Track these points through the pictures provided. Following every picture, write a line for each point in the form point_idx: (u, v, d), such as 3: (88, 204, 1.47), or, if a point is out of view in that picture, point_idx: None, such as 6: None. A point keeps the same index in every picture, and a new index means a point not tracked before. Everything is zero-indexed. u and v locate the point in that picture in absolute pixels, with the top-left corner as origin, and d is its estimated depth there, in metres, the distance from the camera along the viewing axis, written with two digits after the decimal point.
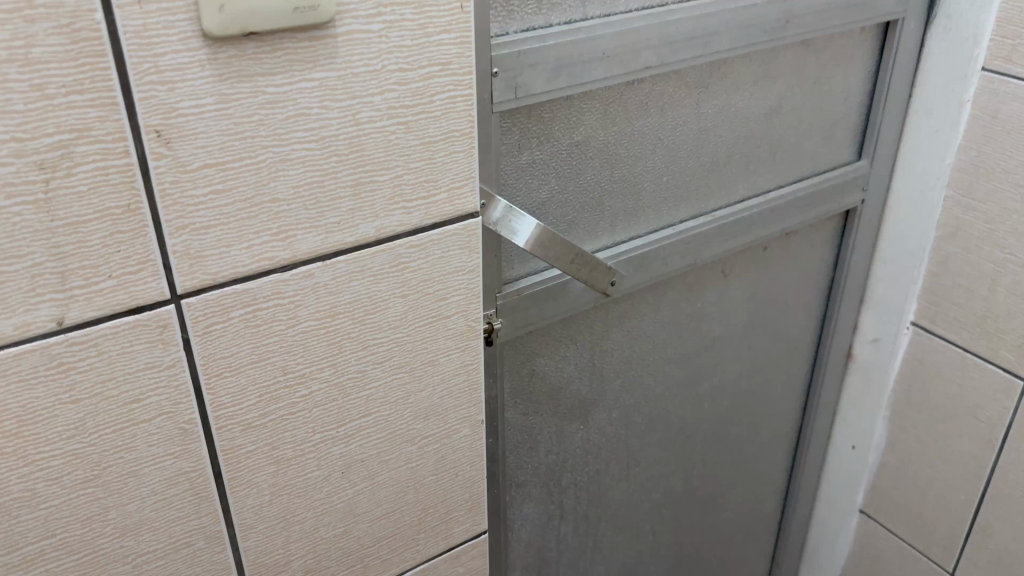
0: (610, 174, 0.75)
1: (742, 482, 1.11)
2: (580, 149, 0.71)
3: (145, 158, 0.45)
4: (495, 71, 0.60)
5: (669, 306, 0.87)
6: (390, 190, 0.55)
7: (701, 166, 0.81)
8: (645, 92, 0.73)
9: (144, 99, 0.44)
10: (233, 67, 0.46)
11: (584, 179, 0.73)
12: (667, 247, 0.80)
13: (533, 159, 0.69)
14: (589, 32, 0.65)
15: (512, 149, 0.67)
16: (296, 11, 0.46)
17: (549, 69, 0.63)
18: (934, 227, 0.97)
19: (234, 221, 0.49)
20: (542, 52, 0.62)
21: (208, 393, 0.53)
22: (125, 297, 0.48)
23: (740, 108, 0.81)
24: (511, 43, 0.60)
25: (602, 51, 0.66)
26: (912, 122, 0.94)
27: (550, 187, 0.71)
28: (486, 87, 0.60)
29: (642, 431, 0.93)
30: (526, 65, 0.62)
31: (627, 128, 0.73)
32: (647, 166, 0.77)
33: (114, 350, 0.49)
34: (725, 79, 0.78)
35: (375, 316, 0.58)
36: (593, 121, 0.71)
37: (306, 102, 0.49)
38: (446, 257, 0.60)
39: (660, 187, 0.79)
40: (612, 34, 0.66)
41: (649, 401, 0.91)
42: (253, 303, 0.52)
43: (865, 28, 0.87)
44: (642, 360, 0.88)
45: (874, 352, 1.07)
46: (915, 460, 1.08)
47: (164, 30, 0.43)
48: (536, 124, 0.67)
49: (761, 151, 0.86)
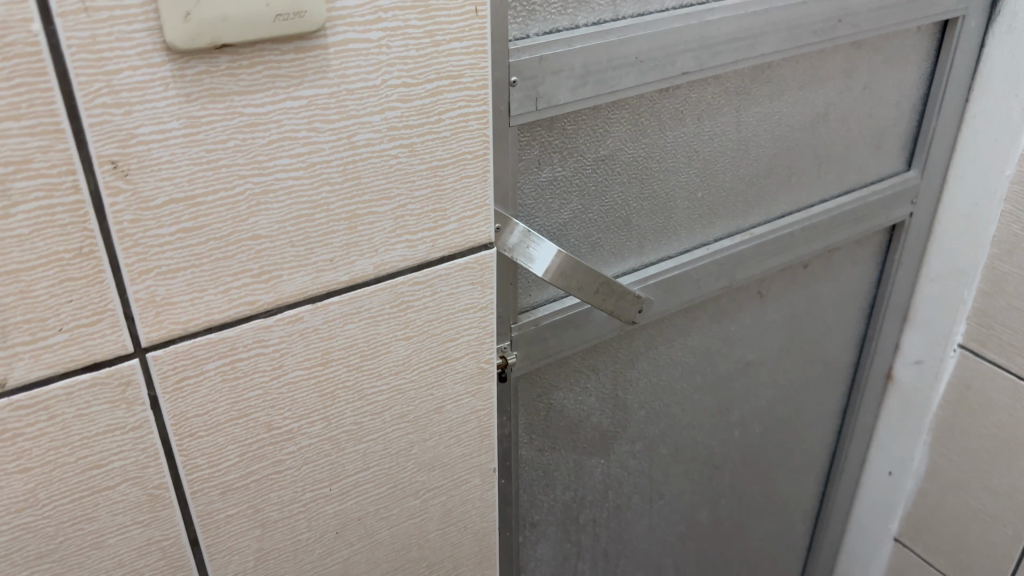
0: (639, 191, 0.67)
1: (771, 510, 1.04)
2: (607, 164, 0.64)
3: (99, 194, 0.38)
4: (513, 80, 0.52)
5: (700, 330, 0.80)
6: (391, 221, 0.47)
7: (738, 180, 0.74)
8: (681, 100, 0.65)
9: (95, 125, 0.37)
10: (203, 85, 0.38)
11: (610, 197, 0.65)
12: (700, 269, 0.72)
13: (553, 176, 0.61)
14: (620, 33, 0.56)
15: (532, 165, 0.59)
16: (278, 19, 0.38)
17: (575, 77, 0.56)
18: (988, 244, 0.88)
19: (207, 263, 0.42)
20: (568, 58, 0.55)
21: (181, 455, 0.46)
22: (80, 353, 0.41)
23: (783, 116, 0.74)
24: (532, 48, 0.53)
25: (635, 55, 0.58)
26: (968, 129, 0.86)
27: (573, 206, 0.63)
28: (502, 98, 0.52)
29: (667, 463, 0.86)
30: (549, 72, 0.54)
31: (659, 140, 0.66)
32: (681, 181, 0.69)
33: (68, 413, 0.42)
34: (768, 84, 0.70)
35: (373, 362, 0.51)
36: (621, 133, 0.63)
37: (292, 124, 0.42)
38: (455, 293, 0.52)
39: (693, 204, 0.72)
40: (646, 36, 0.58)
41: (676, 431, 0.84)
42: (230, 354, 0.45)
43: (921, 27, 0.79)
44: (669, 389, 0.81)
45: (917, 374, 1.00)
46: (958, 491, 1.00)
47: (118, 42, 0.36)
48: (557, 137, 0.60)
49: (805, 162, 0.78)
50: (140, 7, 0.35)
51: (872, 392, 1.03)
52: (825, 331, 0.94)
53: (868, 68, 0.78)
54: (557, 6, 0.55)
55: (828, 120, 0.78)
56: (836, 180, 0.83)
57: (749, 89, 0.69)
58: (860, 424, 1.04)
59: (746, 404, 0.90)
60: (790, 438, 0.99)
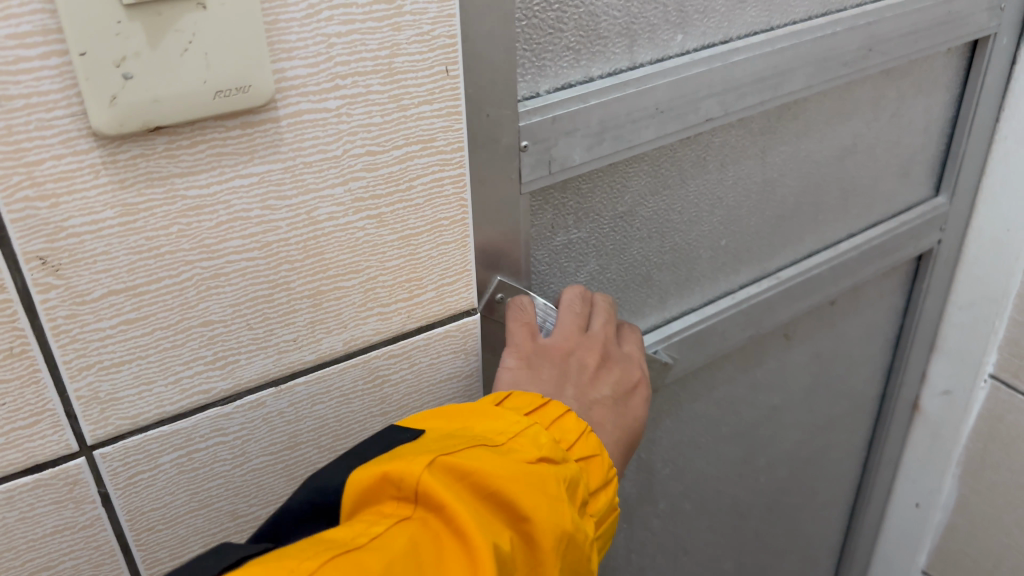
0: (659, 245, 0.62)
1: (796, 550, 1.00)
2: (625, 221, 0.59)
3: (28, 293, 0.35)
4: (524, 145, 0.47)
5: (725, 383, 0.75)
6: (360, 295, 0.44)
7: (764, 222, 0.69)
8: (702, 146, 0.61)
9: (18, 222, 0.33)
10: (138, 169, 0.35)
11: (629, 255, 0.61)
12: (724, 320, 0.68)
13: (569, 239, 0.56)
14: (638, 85, 0.51)
15: (545, 231, 0.54)
16: (219, 96, 0.34)
17: (591, 135, 0.50)
18: (1019, 272, 0.82)
19: (154, 354, 0.39)
20: (584, 116, 0.49)
21: (139, 549, 0.43)
22: (18, 456, 0.38)
23: (813, 151, 0.69)
24: (543, 108, 0.47)
25: (655, 105, 0.52)
26: (998, 151, 0.80)
27: (589, 269, 0.59)
28: (513, 164, 0.47)
29: (691, 518, 0.82)
30: (562, 134, 0.48)
31: (679, 190, 0.61)
32: (704, 230, 0.65)
33: (10, 517, 0.39)
34: (794, 122, 0.66)
35: (347, 441, 0.47)
36: (641, 186, 0.58)
37: (242, 204, 0.38)
38: (435, 363, 0.49)
39: (716, 253, 0.67)
40: (668, 84, 0.52)
41: (700, 485, 0.80)
42: (186, 445, 0.42)
43: (951, 48, 0.74)
44: (694, 445, 0.76)
45: (946, 405, 0.94)
46: (988, 525, 0.95)
47: (39, 131, 0.32)
48: (572, 198, 0.55)
49: (833, 197, 0.74)
50: (60, 92, 0.32)
51: (897, 422, 0.98)
52: (850, 366, 0.89)
53: (897, 95, 0.73)
54: (570, 59, 0.50)
55: (856, 153, 0.73)
56: (863, 213, 0.78)
57: (777, 129, 0.65)
58: (885, 455, 1.00)
59: (771, 448, 0.86)
60: (816, 476, 0.95)
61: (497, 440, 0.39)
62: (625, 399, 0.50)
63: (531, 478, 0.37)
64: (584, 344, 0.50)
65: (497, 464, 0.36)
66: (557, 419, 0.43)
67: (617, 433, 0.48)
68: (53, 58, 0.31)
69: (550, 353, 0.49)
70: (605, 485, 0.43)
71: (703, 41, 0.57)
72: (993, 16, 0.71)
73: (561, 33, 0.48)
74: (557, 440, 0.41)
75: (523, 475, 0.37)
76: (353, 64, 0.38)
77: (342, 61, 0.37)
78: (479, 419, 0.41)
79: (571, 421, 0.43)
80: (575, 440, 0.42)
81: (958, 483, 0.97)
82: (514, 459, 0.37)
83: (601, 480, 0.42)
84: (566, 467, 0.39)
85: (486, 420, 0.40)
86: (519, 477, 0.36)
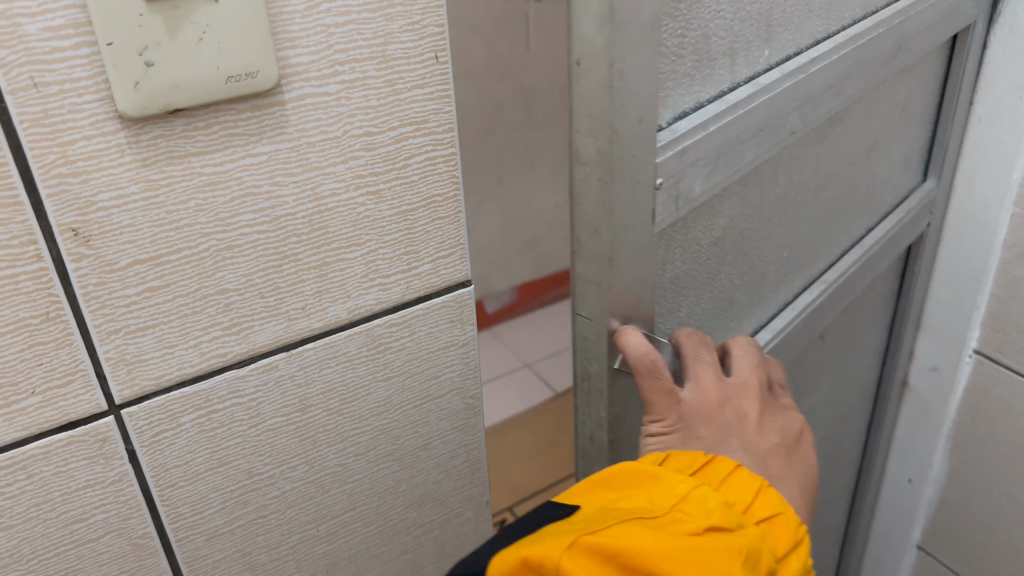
0: (739, 267, 0.64)
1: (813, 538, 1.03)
2: (717, 248, 0.60)
3: (62, 261, 0.38)
4: (660, 182, 0.46)
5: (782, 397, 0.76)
6: (362, 267, 0.47)
7: (812, 229, 0.72)
8: (776, 163, 0.62)
9: (53, 196, 0.37)
10: (159, 149, 0.39)
11: (717, 280, 0.62)
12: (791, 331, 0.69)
13: (676, 274, 0.56)
14: (746, 105, 0.50)
15: (660, 271, 0.54)
16: (230, 81, 0.38)
17: (709, 165, 0.49)
18: (998, 249, 0.85)
19: (175, 320, 0.43)
20: (705, 143, 0.48)
21: (163, 504, 0.47)
22: (54, 413, 0.42)
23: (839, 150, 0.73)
24: (676, 140, 0.46)
25: (758, 125, 0.52)
26: (973, 133, 0.84)
27: (688, 300, 0.59)
28: (649, 203, 0.46)
29: None
30: (689, 165, 0.48)
31: (757, 210, 0.62)
32: (771, 245, 0.67)
33: (46, 471, 0.43)
34: (839, 128, 0.68)
35: (354, 404, 0.51)
36: (731, 212, 0.59)
37: (253, 181, 0.42)
38: (434, 332, 0.52)
39: (779, 265, 0.69)
40: (768, 101, 0.52)
41: None
42: (205, 405, 0.46)
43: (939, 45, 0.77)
44: None
45: (934, 380, 0.98)
46: (978, 498, 0.97)
47: (71, 114, 0.36)
48: (681, 234, 0.54)
49: (859, 198, 0.78)
50: (89, 79, 0.36)
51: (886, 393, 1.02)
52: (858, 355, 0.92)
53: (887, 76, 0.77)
54: (688, 84, 0.48)
55: (875, 151, 0.77)
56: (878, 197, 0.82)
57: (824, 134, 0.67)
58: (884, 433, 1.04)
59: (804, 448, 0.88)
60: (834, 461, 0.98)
61: (662, 510, 0.41)
62: (788, 441, 0.52)
63: (698, 549, 0.39)
64: (737, 392, 0.51)
65: (659, 539, 0.38)
66: (725, 478, 0.45)
67: (794, 476, 0.51)
68: (83, 48, 0.35)
69: (710, 413, 0.49)
70: (795, 545, 0.45)
71: (782, 51, 0.56)
72: (972, 5, 0.75)
73: (681, 59, 0.47)
74: (727, 503, 0.43)
75: (688, 548, 0.38)
76: (350, 51, 0.42)
77: (340, 49, 0.41)
78: (642, 490, 0.43)
79: (742, 478, 0.45)
80: (751, 501, 0.44)
81: (947, 458, 1.00)
82: (674, 529, 0.40)
83: (786, 540, 0.44)
84: (741, 532, 0.41)
85: (650, 489, 0.43)
86: (682, 548, 0.38)
